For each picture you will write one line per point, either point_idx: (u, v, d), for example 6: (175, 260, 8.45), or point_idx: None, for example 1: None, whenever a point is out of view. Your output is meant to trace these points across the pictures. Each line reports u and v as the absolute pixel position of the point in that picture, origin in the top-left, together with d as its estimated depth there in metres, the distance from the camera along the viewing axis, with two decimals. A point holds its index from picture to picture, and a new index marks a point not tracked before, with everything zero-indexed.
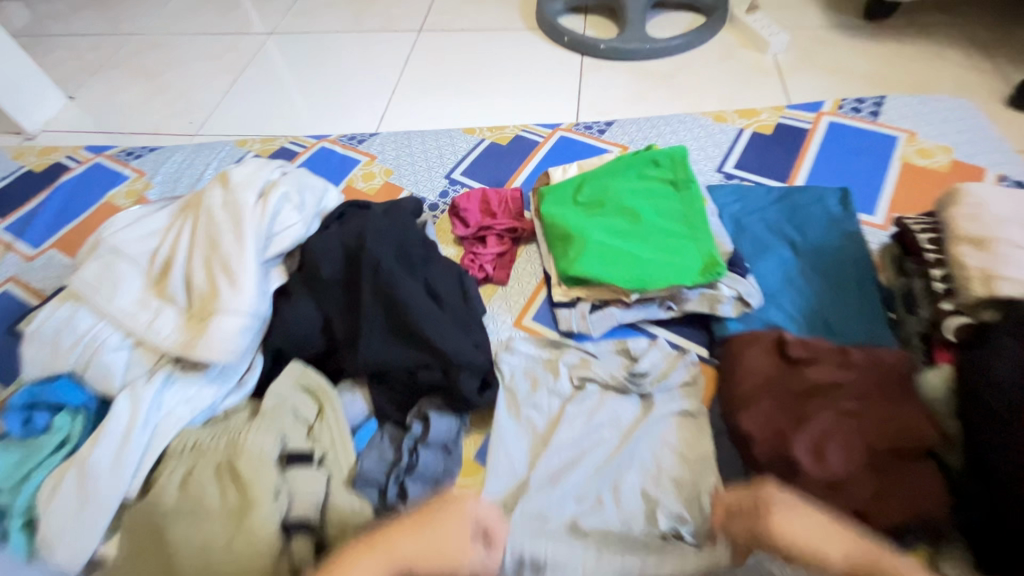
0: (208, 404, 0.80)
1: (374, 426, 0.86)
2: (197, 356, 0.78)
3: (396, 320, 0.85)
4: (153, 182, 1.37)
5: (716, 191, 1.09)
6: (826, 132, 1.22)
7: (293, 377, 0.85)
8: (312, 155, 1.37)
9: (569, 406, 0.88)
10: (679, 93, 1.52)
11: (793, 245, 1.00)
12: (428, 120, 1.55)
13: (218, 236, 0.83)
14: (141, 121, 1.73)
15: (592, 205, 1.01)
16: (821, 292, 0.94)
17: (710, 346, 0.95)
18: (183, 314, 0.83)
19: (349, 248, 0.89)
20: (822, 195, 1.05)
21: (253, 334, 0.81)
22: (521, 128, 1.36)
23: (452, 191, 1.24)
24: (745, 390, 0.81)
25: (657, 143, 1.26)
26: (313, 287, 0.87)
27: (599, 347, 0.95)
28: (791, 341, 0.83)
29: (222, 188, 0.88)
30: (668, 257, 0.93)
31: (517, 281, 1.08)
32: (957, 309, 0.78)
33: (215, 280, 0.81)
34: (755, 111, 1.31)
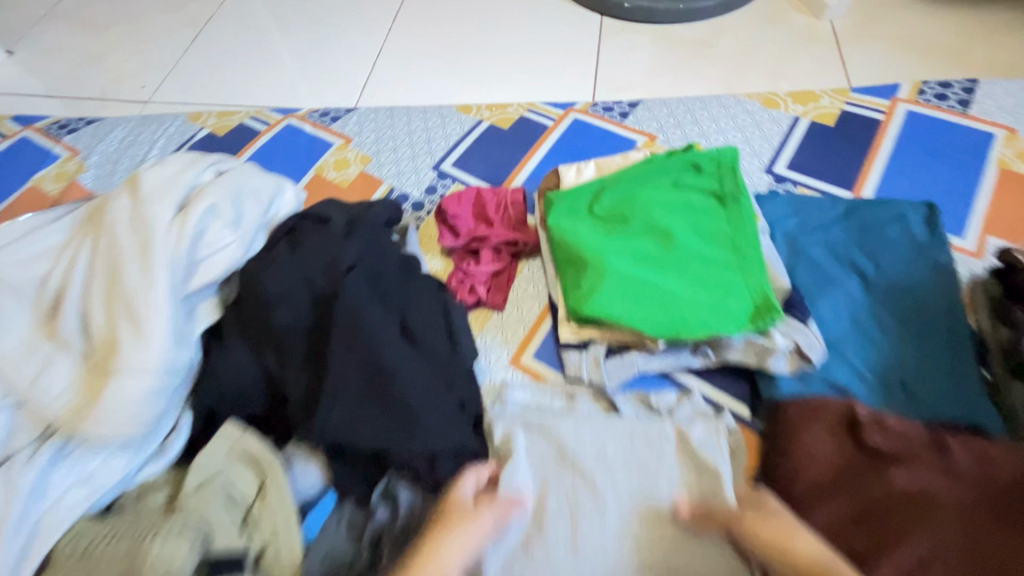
0: (115, 483, 0.62)
1: (332, 500, 0.69)
2: (93, 428, 0.60)
3: (370, 382, 0.65)
4: (88, 164, 1.15)
5: (766, 204, 0.88)
6: (903, 126, 0.99)
7: (225, 442, 0.67)
8: (276, 135, 1.14)
9: (580, 495, 0.65)
10: (717, 67, 1.27)
11: (863, 277, 0.79)
12: (417, 94, 1.31)
13: (121, 266, 0.63)
14: (87, 84, 1.49)
15: (613, 220, 0.80)
16: (900, 343, 0.74)
17: (752, 404, 0.76)
18: (81, 365, 0.64)
19: (315, 284, 0.69)
20: (903, 212, 0.83)
21: (170, 395, 0.63)
22: (526, 108, 1.13)
23: (440, 187, 1.02)
24: (804, 485, 0.63)
25: (692, 134, 1.03)
26: (253, 330, 0.68)
27: (615, 396, 0.76)
28: (866, 421, 0.64)
29: (131, 196, 0.67)
30: (709, 295, 0.73)
31: (516, 307, 0.88)
32: None
33: (116, 326, 0.61)
34: (813, 95, 1.07)
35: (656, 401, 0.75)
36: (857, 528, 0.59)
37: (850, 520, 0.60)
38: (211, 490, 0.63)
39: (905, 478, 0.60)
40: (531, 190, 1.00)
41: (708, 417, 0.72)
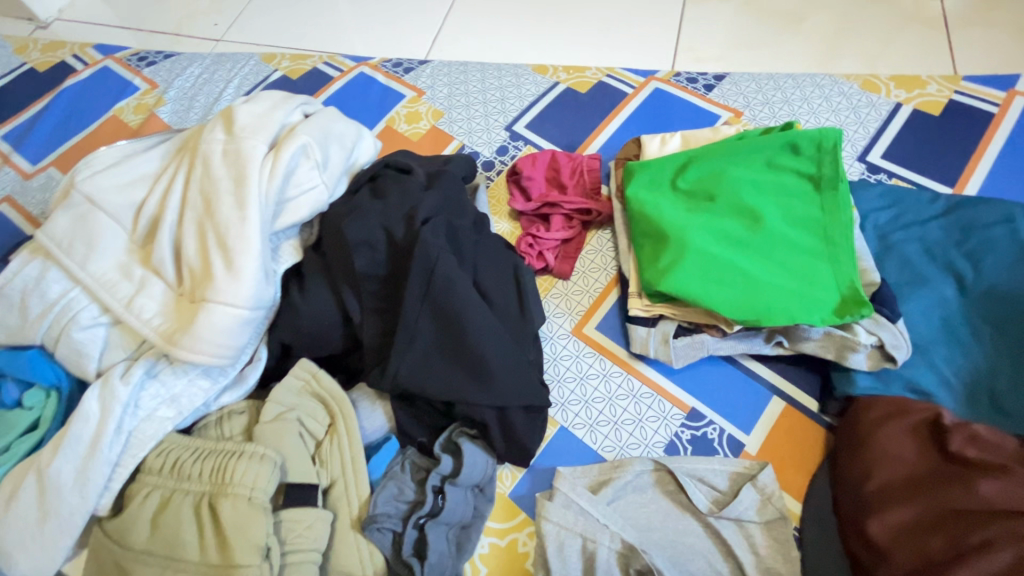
0: (198, 406, 0.65)
1: (394, 447, 0.70)
2: (181, 352, 0.62)
3: (443, 333, 0.66)
4: (165, 98, 1.17)
5: (857, 193, 0.83)
6: (1017, 122, 0.91)
7: (302, 379, 0.70)
8: (349, 83, 1.13)
9: (631, 489, 0.69)
10: (809, 44, 1.19)
11: (959, 281, 0.75)
12: (488, 53, 1.28)
13: (215, 199, 0.64)
14: (161, 18, 1.50)
15: (698, 195, 0.77)
16: (992, 353, 0.70)
17: (821, 398, 0.73)
18: (171, 292, 0.66)
19: (390, 231, 0.69)
20: (1013, 214, 0.77)
21: (254, 328, 0.65)
22: (604, 72, 1.08)
23: (512, 149, 1.00)
24: (876, 483, 0.62)
25: (781, 113, 0.98)
26: (332, 270, 0.69)
27: (671, 430, 0.74)
28: (953, 429, 0.62)
29: (225, 131, 0.68)
30: (794, 282, 0.70)
31: (582, 277, 0.86)
32: None
33: (209, 256, 0.63)
34: (919, 80, 0.99)
35: (710, 423, 0.74)
36: (932, 534, 0.58)
37: (924, 523, 0.58)
38: (287, 421, 0.66)
39: (997, 491, 0.57)
40: (606, 158, 0.97)
41: (765, 446, 0.71)
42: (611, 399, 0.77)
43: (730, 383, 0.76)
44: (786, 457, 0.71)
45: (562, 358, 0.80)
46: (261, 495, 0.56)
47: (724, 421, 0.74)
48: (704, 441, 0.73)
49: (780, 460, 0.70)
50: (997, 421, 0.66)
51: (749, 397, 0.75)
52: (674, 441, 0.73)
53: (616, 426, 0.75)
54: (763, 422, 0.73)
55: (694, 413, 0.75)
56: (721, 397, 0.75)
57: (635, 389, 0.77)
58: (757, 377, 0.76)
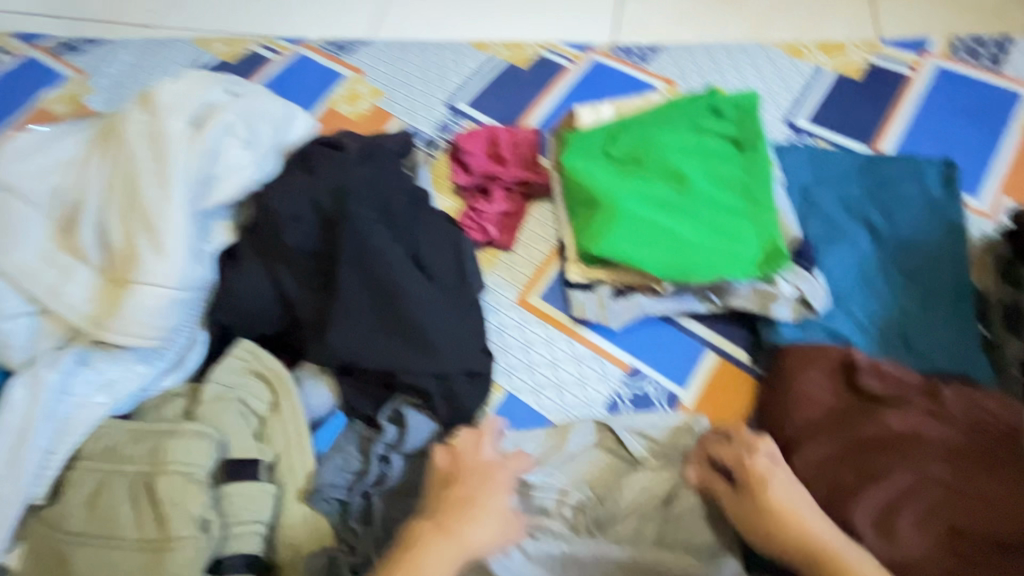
0: (134, 391, 0.65)
1: (341, 421, 0.71)
2: (113, 336, 0.61)
3: (381, 304, 0.67)
4: (94, 86, 1.12)
5: (782, 153, 0.87)
6: (929, 83, 0.96)
7: (242, 357, 0.69)
8: (286, 64, 1.11)
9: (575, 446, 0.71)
10: (742, 14, 1.22)
11: (874, 232, 0.79)
12: (430, 32, 1.27)
13: (138, 180, 0.63)
14: (87, 4, 1.43)
15: (629, 161, 0.80)
16: (902, 298, 0.75)
17: (751, 350, 0.77)
18: (99, 276, 0.65)
19: (321, 206, 0.70)
20: (922, 168, 0.82)
21: (188, 308, 0.65)
22: (543, 47, 1.09)
23: (453, 125, 1.00)
24: (797, 422, 0.66)
25: (713, 81, 1.01)
26: (266, 249, 0.69)
27: (612, 388, 0.77)
28: (864, 367, 0.67)
29: (145, 111, 0.67)
30: (718, 239, 0.73)
31: (525, 247, 0.88)
32: None
33: (135, 238, 0.62)
34: (841, 46, 1.03)
35: (649, 380, 0.77)
36: (845, 465, 0.62)
37: (839, 456, 0.62)
38: (227, 402, 0.66)
39: (899, 419, 0.62)
40: (545, 131, 0.98)
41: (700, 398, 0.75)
42: (554, 363, 0.79)
43: (668, 341, 0.79)
44: (720, 407, 0.74)
45: (507, 327, 0.82)
46: (198, 471, 0.57)
47: (662, 378, 0.77)
48: (643, 397, 0.76)
49: (715, 411, 0.74)
50: (907, 359, 0.71)
51: (685, 353, 0.78)
52: (615, 399, 0.76)
53: (560, 388, 0.77)
54: (697, 375, 0.76)
55: (633, 372, 0.78)
56: (659, 355, 0.78)
57: (578, 353, 0.79)
58: (692, 334, 0.79)
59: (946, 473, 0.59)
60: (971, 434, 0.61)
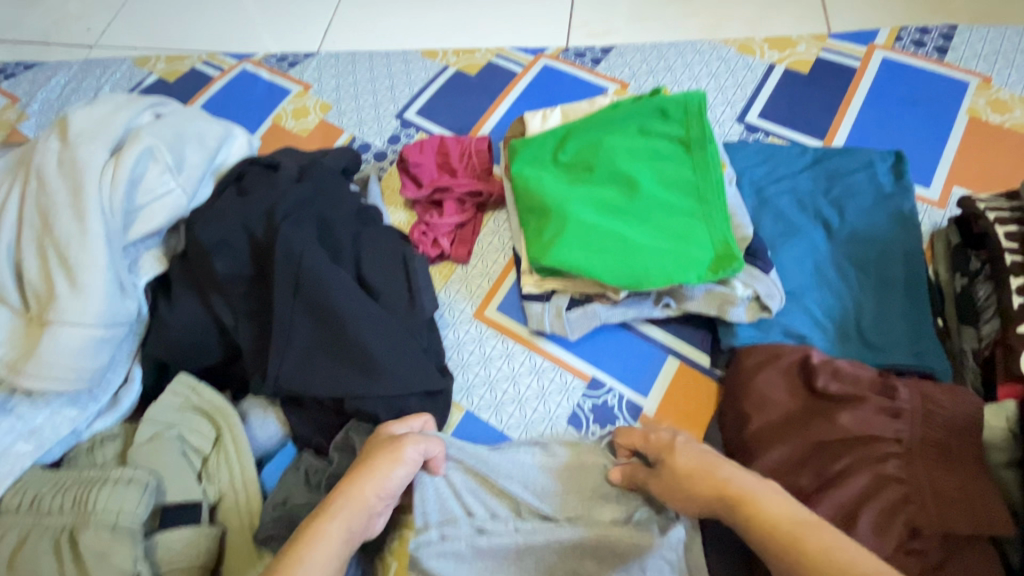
0: (64, 436, 0.62)
1: (292, 452, 0.69)
2: (30, 381, 0.58)
3: (322, 328, 0.64)
4: (29, 112, 1.08)
5: (734, 152, 0.86)
6: (876, 75, 0.96)
7: (181, 394, 0.66)
8: (230, 81, 1.08)
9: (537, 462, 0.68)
10: (696, 12, 1.22)
11: (826, 227, 0.79)
12: (382, 41, 1.24)
13: (52, 213, 0.60)
14: (24, 28, 1.38)
15: (577, 167, 0.78)
16: (858, 292, 0.74)
17: (712, 353, 0.76)
18: (18, 317, 0.61)
19: (250, 230, 0.67)
20: (870, 160, 0.82)
21: (116, 346, 0.61)
22: (494, 53, 1.07)
23: (404, 137, 0.98)
24: (757, 426, 0.65)
25: (665, 81, 1.00)
26: (199, 279, 0.66)
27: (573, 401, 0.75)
28: (820, 366, 0.66)
29: (61, 139, 0.63)
30: (671, 243, 0.72)
31: (480, 259, 0.86)
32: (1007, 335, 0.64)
33: (51, 275, 0.59)
34: (790, 41, 1.03)
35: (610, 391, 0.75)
36: (804, 469, 0.61)
37: (799, 459, 0.61)
38: (164, 440, 0.63)
39: (854, 418, 0.61)
40: (498, 139, 0.96)
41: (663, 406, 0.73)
42: (514, 377, 0.77)
43: (628, 349, 0.78)
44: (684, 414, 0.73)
45: (465, 343, 0.80)
46: (129, 519, 0.53)
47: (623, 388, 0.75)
48: (605, 408, 0.74)
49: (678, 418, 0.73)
50: (863, 354, 0.71)
51: (646, 360, 0.76)
52: (576, 411, 0.74)
53: (521, 403, 0.75)
54: (659, 383, 0.75)
55: (594, 381, 0.76)
56: (619, 364, 0.77)
57: (537, 366, 0.77)
58: (652, 340, 0.78)
59: (901, 471, 0.58)
60: (928, 429, 0.59)
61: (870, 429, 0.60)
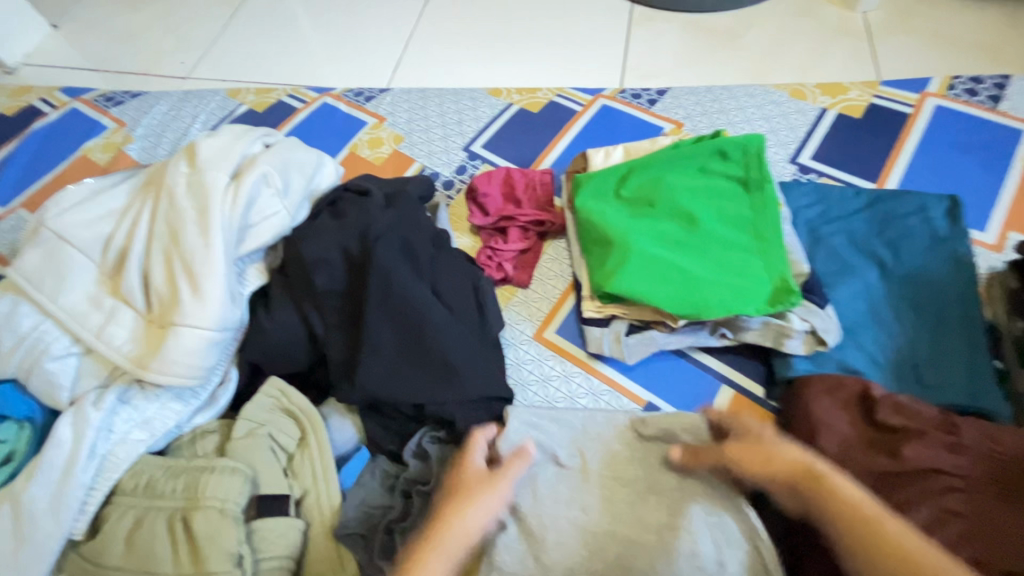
0: (171, 427, 0.68)
1: (365, 457, 0.73)
2: (154, 375, 0.65)
3: (407, 340, 0.70)
4: (133, 135, 1.20)
5: (789, 191, 0.90)
6: (928, 122, 0.99)
7: (272, 396, 0.72)
8: (312, 113, 1.18)
9: None
10: (746, 57, 1.27)
11: (881, 266, 0.81)
12: (448, 79, 1.34)
13: (181, 229, 0.68)
14: (128, 59, 1.53)
15: (639, 202, 0.83)
16: (914, 332, 0.76)
17: (766, 383, 0.79)
18: (141, 319, 0.69)
19: (346, 249, 0.74)
20: (925, 204, 0.85)
21: (223, 349, 0.69)
22: (555, 93, 1.15)
23: (470, 168, 1.05)
24: (820, 450, 0.66)
25: (718, 122, 1.05)
26: (297, 291, 0.73)
27: None
28: (881, 400, 0.67)
29: (189, 164, 0.73)
30: (730, 276, 0.76)
31: (541, 284, 0.91)
32: None
33: (177, 282, 0.67)
34: (842, 87, 1.07)
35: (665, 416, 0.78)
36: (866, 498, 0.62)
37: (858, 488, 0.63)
38: (258, 438, 0.68)
39: (914, 450, 0.63)
40: (558, 173, 1.03)
41: None
42: (572, 398, 0.80)
43: (683, 376, 0.80)
44: None
45: (525, 362, 0.84)
46: (232, 506, 0.60)
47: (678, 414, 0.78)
48: None
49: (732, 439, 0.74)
50: (919, 392, 0.72)
51: (701, 387, 0.79)
52: None
53: None
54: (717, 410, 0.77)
55: (649, 406, 0.79)
56: (674, 390, 0.80)
57: (594, 387, 0.81)
58: (707, 368, 0.81)
59: (958, 507, 0.59)
60: (992, 467, 0.61)
61: (934, 463, 0.62)
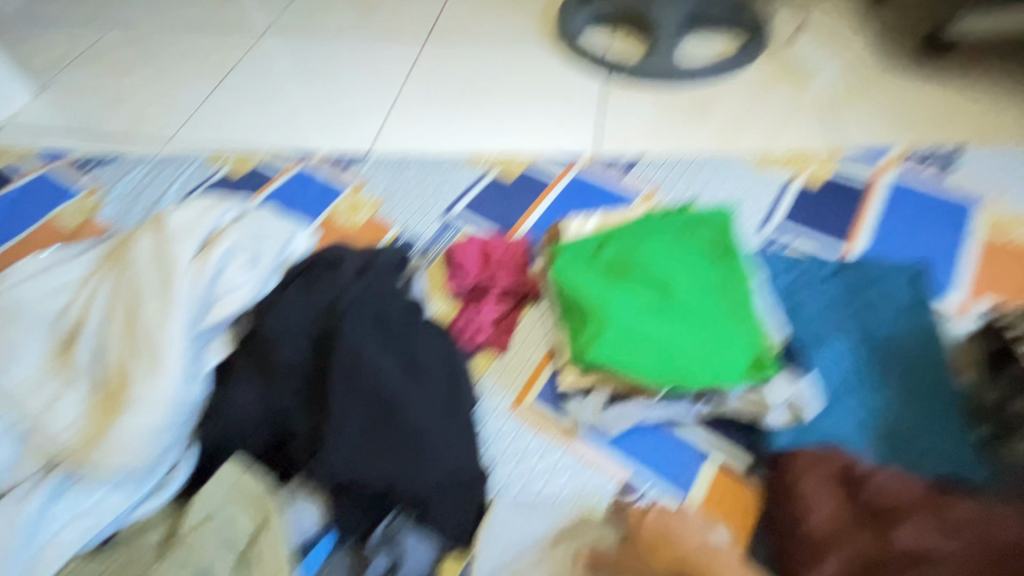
0: (114, 519, 0.63)
1: (331, 541, 0.68)
2: (97, 463, 0.61)
3: (377, 418, 0.67)
4: (106, 200, 1.18)
5: (759, 259, 0.92)
6: (885, 193, 1.04)
7: (227, 480, 0.66)
8: (290, 179, 1.19)
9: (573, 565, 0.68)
10: (712, 128, 1.34)
11: (853, 334, 0.82)
12: (427, 146, 1.37)
13: (141, 304, 0.66)
14: (108, 123, 1.54)
15: (614, 272, 0.84)
16: (890, 401, 0.76)
17: (748, 455, 0.77)
18: (90, 399, 0.65)
19: (316, 323, 0.72)
20: (887, 273, 0.87)
21: (177, 431, 0.65)
22: (531, 161, 1.18)
23: (447, 234, 1.06)
24: (806, 531, 0.64)
25: (688, 191, 1.09)
26: (261, 367, 0.70)
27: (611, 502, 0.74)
28: (865, 476, 0.66)
29: (156, 237, 0.71)
30: (706, 347, 0.75)
31: (519, 352, 0.88)
32: None
33: (132, 360, 0.64)
34: (803, 158, 1.13)
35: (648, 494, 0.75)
36: None
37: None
38: (209, 528, 0.62)
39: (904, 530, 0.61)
40: (535, 239, 1.04)
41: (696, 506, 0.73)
42: (551, 474, 0.77)
43: (664, 449, 0.78)
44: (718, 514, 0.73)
45: (502, 435, 0.81)
46: None
47: (660, 490, 0.75)
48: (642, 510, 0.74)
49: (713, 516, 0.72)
50: (900, 464, 0.71)
51: (683, 460, 0.77)
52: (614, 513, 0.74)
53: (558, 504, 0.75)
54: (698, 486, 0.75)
55: (632, 483, 0.76)
56: (656, 465, 0.77)
57: (574, 463, 0.78)
58: (689, 440, 0.78)
59: None
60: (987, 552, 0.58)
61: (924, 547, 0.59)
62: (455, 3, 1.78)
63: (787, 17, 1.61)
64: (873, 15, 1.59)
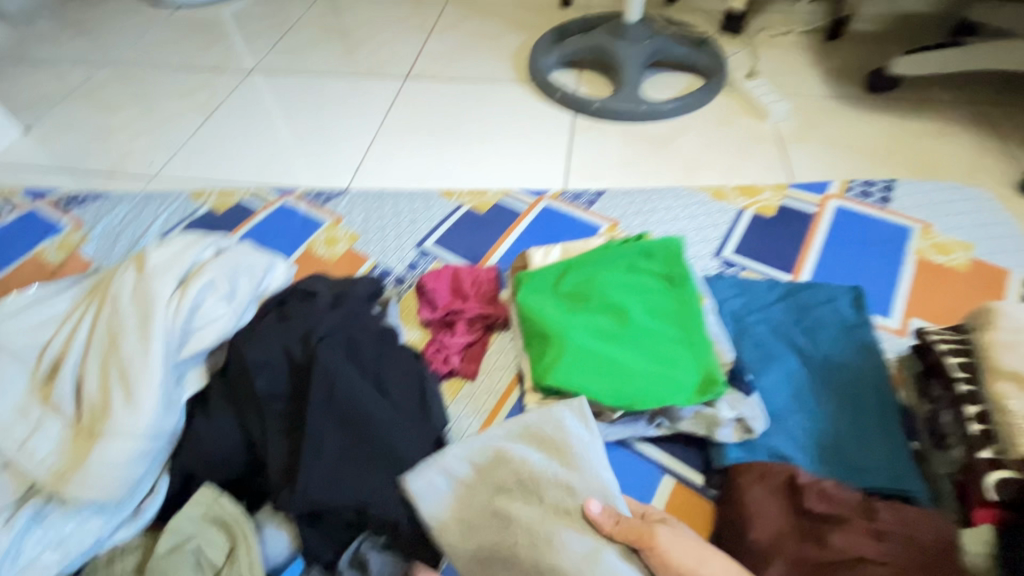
0: (88, 546, 0.65)
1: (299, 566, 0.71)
2: (74, 490, 0.63)
3: (348, 442, 0.70)
4: (90, 236, 1.22)
5: (714, 284, 0.97)
6: (832, 220, 1.12)
7: (201, 505, 0.69)
8: (272, 214, 1.24)
9: None
10: (674, 162, 1.42)
11: (800, 353, 0.88)
12: (405, 181, 1.44)
13: (121, 337, 0.70)
14: (95, 160, 1.58)
15: (576, 298, 0.89)
16: (834, 416, 0.81)
17: (704, 471, 0.81)
18: (69, 429, 0.68)
19: (290, 352, 0.75)
20: (831, 296, 0.93)
21: (153, 458, 0.67)
22: (502, 194, 1.25)
23: (421, 264, 1.11)
24: (754, 542, 0.68)
25: (650, 221, 1.16)
26: (237, 395, 0.73)
27: None
28: (806, 486, 0.70)
29: (137, 272, 0.75)
30: (660, 368, 0.80)
31: (487, 376, 0.93)
32: (968, 455, 0.69)
33: (111, 390, 0.67)
34: (756, 189, 1.20)
35: None
36: None
37: None
38: (182, 553, 0.65)
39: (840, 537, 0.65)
40: (505, 268, 1.09)
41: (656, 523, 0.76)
42: None
43: (625, 466, 0.82)
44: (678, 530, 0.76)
45: None
46: None
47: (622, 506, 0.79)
48: None
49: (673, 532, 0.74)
50: (844, 476, 0.76)
51: (643, 477, 0.81)
52: None
53: None
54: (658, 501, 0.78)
55: None
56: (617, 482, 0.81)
57: None
58: (647, 457, 0.82)
59: None
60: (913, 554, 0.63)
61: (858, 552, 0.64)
62: (435, 45, 1.88)
63: (745, 57, 1.72)
64: (823, 55, 1.71)
